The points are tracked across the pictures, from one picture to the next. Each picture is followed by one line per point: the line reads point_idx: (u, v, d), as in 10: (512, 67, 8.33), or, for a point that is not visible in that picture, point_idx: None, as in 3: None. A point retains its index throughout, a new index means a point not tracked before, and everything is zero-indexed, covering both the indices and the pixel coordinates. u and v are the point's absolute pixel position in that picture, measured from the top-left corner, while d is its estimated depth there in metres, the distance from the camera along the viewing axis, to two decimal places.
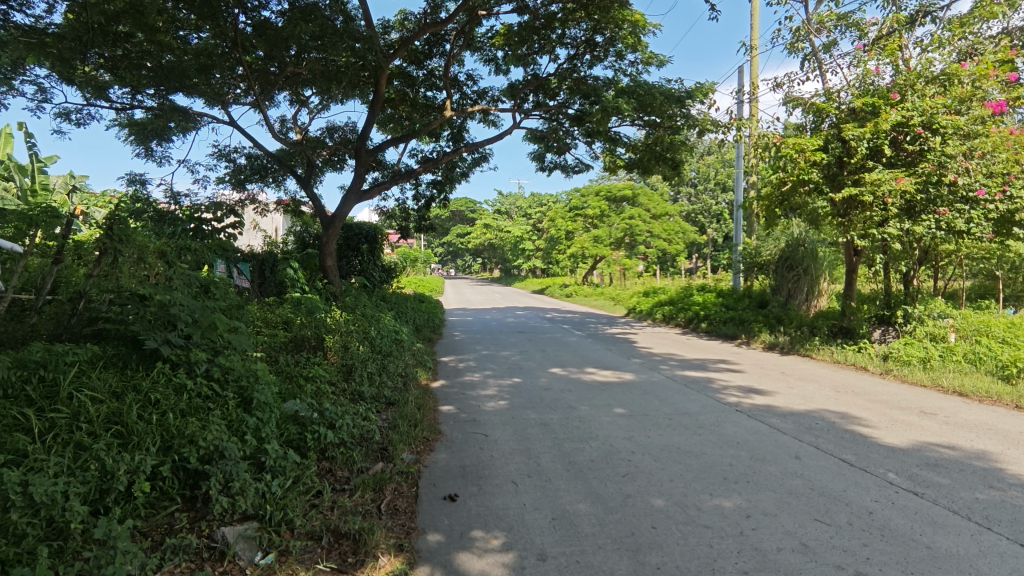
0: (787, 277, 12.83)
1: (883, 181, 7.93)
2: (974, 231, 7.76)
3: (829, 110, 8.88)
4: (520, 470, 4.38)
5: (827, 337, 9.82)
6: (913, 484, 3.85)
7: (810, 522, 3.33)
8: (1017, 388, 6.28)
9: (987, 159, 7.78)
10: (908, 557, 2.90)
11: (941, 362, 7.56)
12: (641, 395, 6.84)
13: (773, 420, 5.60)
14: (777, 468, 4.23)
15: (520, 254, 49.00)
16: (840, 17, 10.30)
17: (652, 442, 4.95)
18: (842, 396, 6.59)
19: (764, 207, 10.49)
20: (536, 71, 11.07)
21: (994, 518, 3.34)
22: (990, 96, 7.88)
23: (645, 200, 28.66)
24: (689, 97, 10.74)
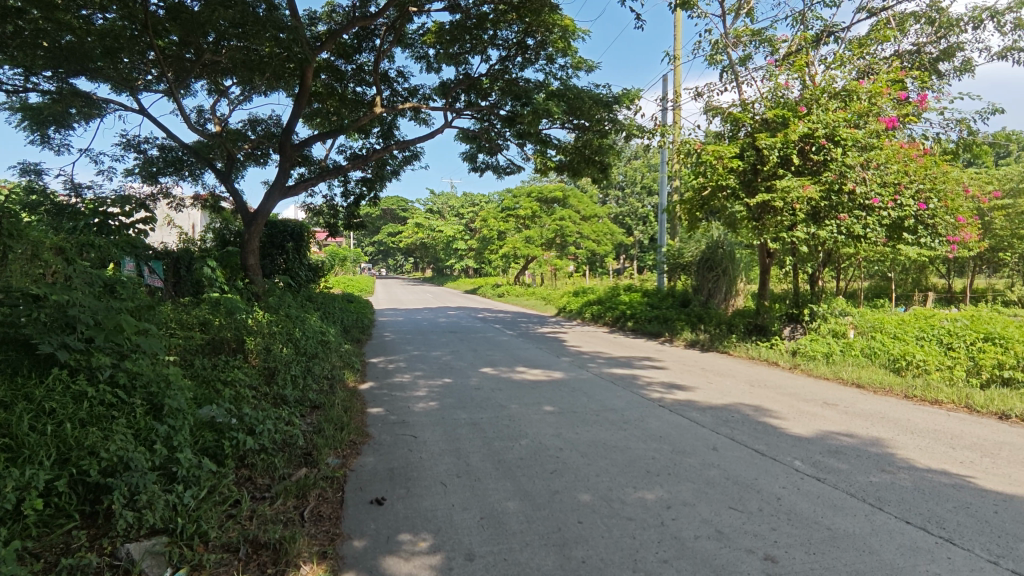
0: (707, 278, 13.52)
1: (791, 188, 8.47)
2: (870, 235, 8.46)
3: (744, 120, 9.44)
4: (449, 471, 4.36)
5: (743, 334, 10.42)
6: (816, 471, 4.15)
7: (725, 509, 3.51)
8: (905, 379, 6.90)
9: (881, 170, 8.47)
10: (811, 538, 3.12)
11: (842, 356, 8.20)
12: (570, 393, 6.98)
13: (693, 414, 5.87)
14: (696, 460, 4.43)
15: (452, 254, 48.80)
16: (755, 33, 10.95)
17: (580, 439, 5.06)
18: (755, 390, 7.00)
19: (686, 211, 10.98)
20: (468, 71, 11.05)
21: (885, 498, 3.65)
22: (884, 112, 8.61)
23: (575, 202, 29.45)
24: (616, 102, 11.06)
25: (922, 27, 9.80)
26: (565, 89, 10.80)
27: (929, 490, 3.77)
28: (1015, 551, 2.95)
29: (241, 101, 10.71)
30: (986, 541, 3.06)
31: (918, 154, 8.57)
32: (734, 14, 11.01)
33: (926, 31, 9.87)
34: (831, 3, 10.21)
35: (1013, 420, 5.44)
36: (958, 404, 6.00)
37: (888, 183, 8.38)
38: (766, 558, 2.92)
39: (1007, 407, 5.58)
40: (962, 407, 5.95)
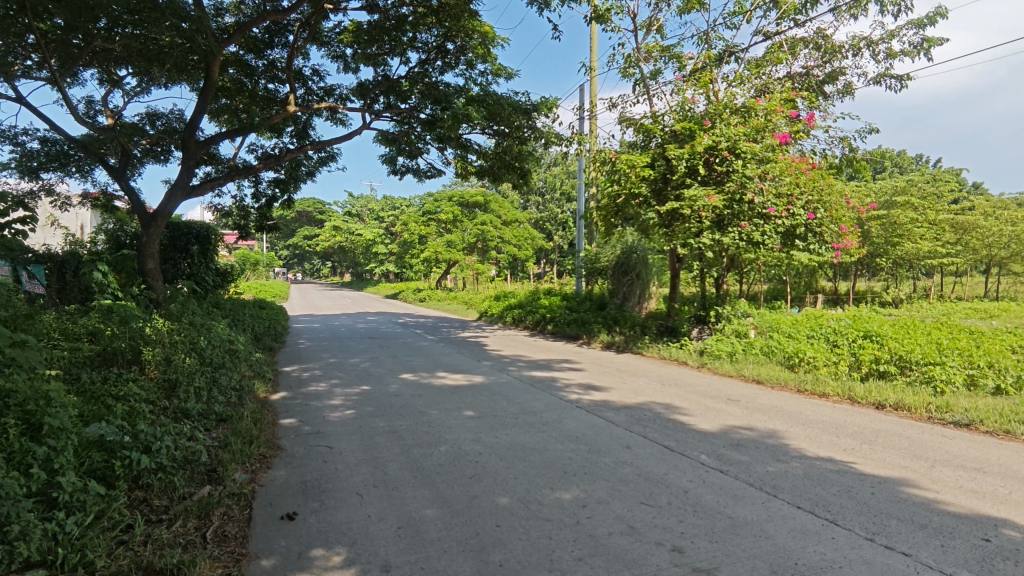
0: (622, 282, 14.07)
1: (697, 197, 9.02)
2: (768, 242, 9.11)
3: (655, 131, 9.95)
4: (366, 481, 4.25)
5: (655, 336, 10.93)
6: (720, 463, 4.41)
7: (636, 505, 3.65)
8: (798, 375, 7.48)
9: (776, 182, 9.13)
10: (714, 528, 3.31)
11: (743, 354, 8.78)
12: (490, 397, 7.01)
13: (608, 414, 6.06)
14: (610, 458, 4.58)
15: (372, 258, 47.77)
16: (664, 49, 11.53)
17: (499, 442, 5.09)
18: (667, 388, 7.34)
19: (602, 217, 11.38)
20: (387, 72, 10.87)
21: (780, 486, 3.93)
22: (778, 128, 9.31)
23: (496, 207, 30.07)
24: (535, 110, 11.26)
25: (811, 51, 10.71)
26: (485, 94, 10.87)
27: (817, 477, 4.10)
28: (888, 528, 3.27)
29: (137, 93, 9.94)
30: (864, 520, 3.38)
31: (807, 167, 9.32)
32: (645, 29, 11.52)
33: (814, 55, 10.79)
34: (732, 25, 10.94)
35: (887, 410, 6.03)
36: (842, 396, 6.58)
37: (783, 194, 9.05)
38: (674, 549, 3.06)
39: (882, 398, 6.18)
40: (845, 398, 6.53)
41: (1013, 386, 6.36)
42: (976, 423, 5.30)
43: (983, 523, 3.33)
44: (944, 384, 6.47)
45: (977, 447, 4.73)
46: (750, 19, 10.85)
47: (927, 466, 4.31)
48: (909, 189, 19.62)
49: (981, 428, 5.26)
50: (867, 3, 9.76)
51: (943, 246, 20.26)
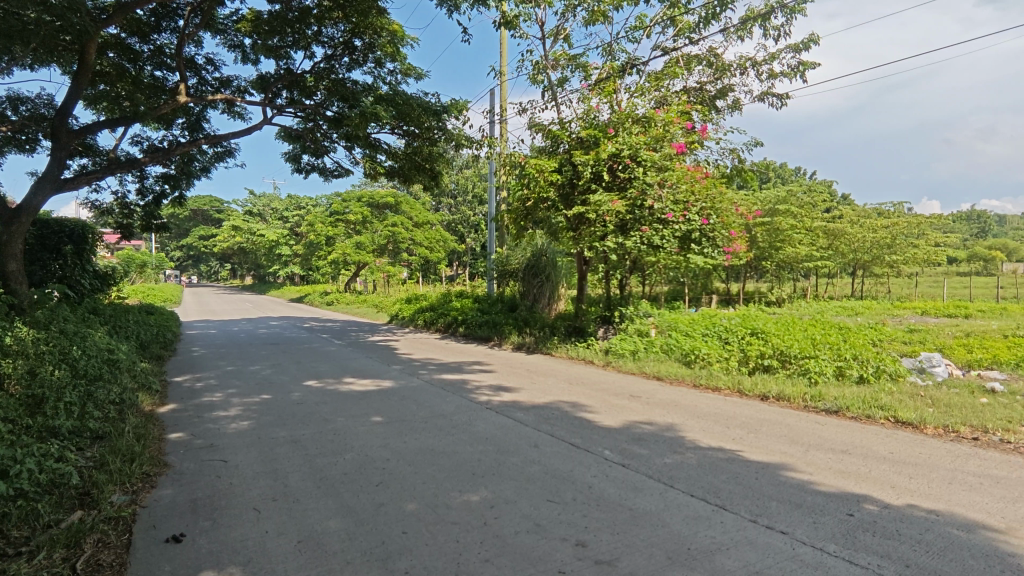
0: (532, 284, 14.35)
1: (602, 203, 9.40)
2: (666, 246, 9.59)
3: (562, 137, 10.28)
4: (264, 494, 4.03)
5: (563, 336, 11.23)
6: (622, 458, 4.60)
7: (543, 503, 3.73)
8: (693, 371, 7.96)
9: (674, 189, 9.66)
10: (616, 520, 3.44)
11: (645, 353, 9.24)
12: (399, 401, 6.88)
13: (517, 414, 6.14)
14: (519, 458, 4.65)
15: (276, 260, 45.48)
16: (571, 58, 11.89)
17: (408, 447, 5.01)
18: (574, 387, 7.56)
19: (512, 220, 11.55)
20: (289, 66, 10.36)
21: (676, 477, 4.16)
22: (675, 138, 9.85)
23: (407, 208, 29.64)
24: (446, 111, 11.20)
25: (704, 68, 11.46)
26: (393, 94, 10.68)
27: (709, 466, 4.39)
28: (769, 509, 3.56)
29: None
30: (749, 503, 3.65)
31: (701, 176, 9.93)
32: (553, 38, 11.83)
33: (707, 72, 11.55)
34: (633, 39, 11.48)
35: (770, 400, 6.55)
36: (732, 389, 7.07)
37: (679, 201, 9.60)
38: (578, 543, 3.16)
39: (766, 390, 6.71)
40: (735, 391, 7.05)
41: (873, 375, 7.12)
42: (844, 410, 5.89)
43: (848, 499, 3.70)
44: (817, 375, 7.12)
45: (844, 432, 5.25)
46: (649, 34, 11.44)
47: (803, 450, 4.73)
48: (790, 199, 21.50)
49: (848, 414, 5.84)
50: (751, 27, 10.59)
51: (818, 251, 22.37)
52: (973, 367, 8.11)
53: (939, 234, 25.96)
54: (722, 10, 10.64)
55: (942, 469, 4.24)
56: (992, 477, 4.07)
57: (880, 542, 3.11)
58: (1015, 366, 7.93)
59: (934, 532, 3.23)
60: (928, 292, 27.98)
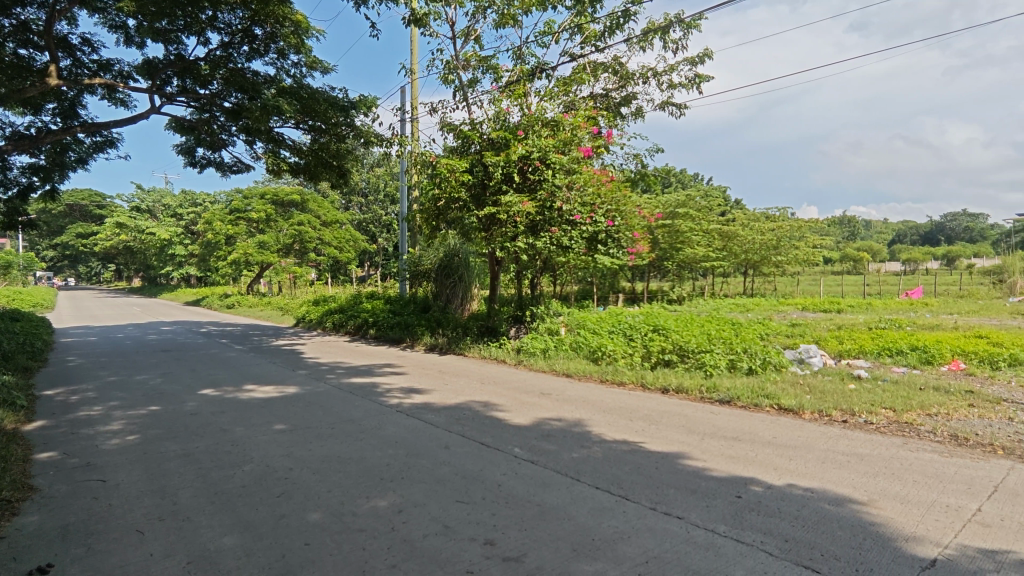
0: (445, 284, 14.29)
1: (512, 204, 9.51)
2: (574, 246, 9.94)
3: (473, 138, 10.31)
4: (149, 514, 3.72)
5: (476, 336, 11.27)
6: (531, 455, 4.68)
7: (452, 504, 3.71)
8: (600, 367, 8.24)
9: (582, 191, 9.98)
10: (524, 516, 3.50)
11: (555, 350, 9.48)
12: (305, 408, 6.58)
13: (429, 416, 6.07)
14: (429, 460, 4.61)
15: (167, 260, 42.18)
16: (481, 59, 11.94)
17: (313, 455, 4.82)
18: (486, 386, 7.60)
19: (424, 220, 11.44)
20: (181, 52, 9.62)
21: (582, 471, 4.30)
22: (582, 142, 10.16)
23: (315, 206, 28.51)
24: (353, 107, 10.89)
25: (609, 76, 11.90)
26: (297, 86, 10.22)
27: (613, 458, 4.57)
28: (667, 496, 3.76)
29: None
30: (649, 492, 3.84)
31: (607, 179, 10.31)
32: (463, 38, 11.82)
33: (612, 80, 12.00)
34: (542, 44, 11.71)
35: (671, 393, 6.92)
36: (636, 383, 7.40)
37: (586, 203, 9.93)
38: (486, 542, 3.17)
39: (666, 383, 7.09)
40: (639, 385, 7.38)
41: (760, 366, 7.70)
42: (734, 399, 6.34)
43: (737, 483, 3.99)
44: (711, 367, 7.59)
45: (735, 420, 5.65)
46: (557, 40, 11.72)
47: (699, 439, 5.04)
48: (688, 202, 22.83)
49: (738, 403, 6.29)
50: (652, 38, 11.13)
51: (715, 252, 23.91)
52: (843, 357, 9.00)
53: (816, 236, 28.62)
54: (625, 20, 11.10)
55: (817, 450, 4.67)
56: (858, 455, 4.53)
57: (764, 521, 3.37)
58: (877, 354, 8.89)
59: (809, 508, 3.54)
60: (807, 289, 30.77)
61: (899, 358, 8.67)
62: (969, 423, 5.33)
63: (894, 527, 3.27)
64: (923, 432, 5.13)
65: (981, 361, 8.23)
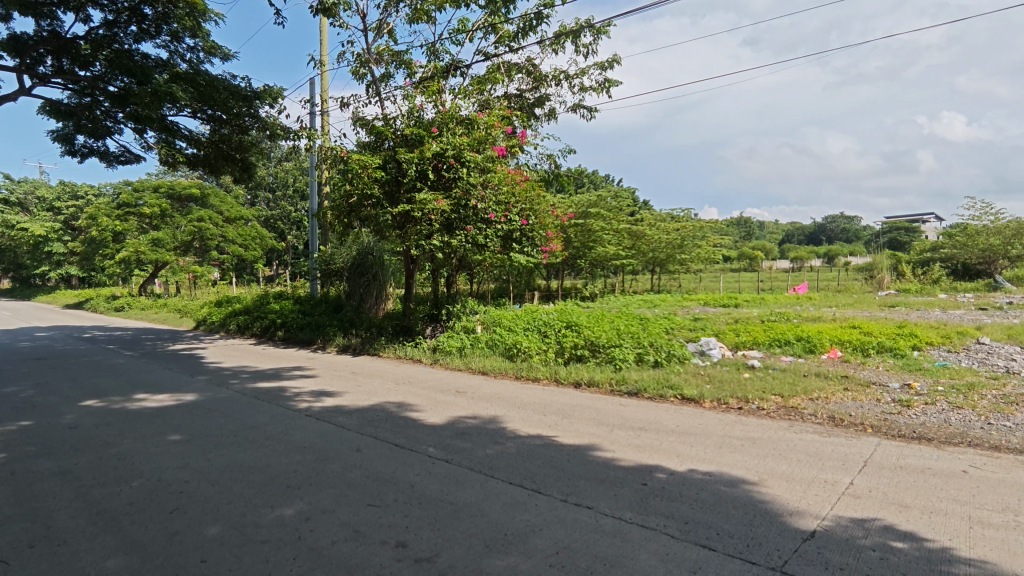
0: (359, 283, 13.93)
1: (427, 201, 9.39)
2: (489, 244, 10.05)
3: (387, 134, 10.08)
4: (17, 541, 3.34)
5: (390, 336, 11.05)
6: (446, 453, 4.66)
7: (363, 508, 3.62)
8: (516, 364, 8.35)
9: (496, 190, 10.05)
10: (437, 516, 3.47)
11: (471, 348, 9.49)
12: (204, 416, 6.16)
13: (340, 419, 5.88)
14: (339, 464, 4.47)
15: (43, 259, 38.03)
16: (395, 53, 11.71)
17: (212, 465, 4.52)
18: (400, 387, 7.48)
19: (335, 216, 11.07)
20: (56, 28, 8.70)
21: (496, 467, 4.33)
22: (496, 141, 10.22)
23: (217, 201, 26.76)
24: (257, 97, 10.33)
25: (523, 77, 12.05)
26: (193, 73, 9.54)
27: (526, 453, 4.64)
28: (577, 487, 3.87)
29: None
30: (561, 484, 3.94)
31: (521, 179, 10.46)
32: (375, 31, 11.53)
33: (526, 81, 12.16)
34: (456, 41, 11.65)
35: (583, 387, 7.13)
36: (550, 378, 7.57)
37: (501, 202, 10.02)
38: (397, 544, 3.12)
39: (578, 378, 7.30)
40: (552, 380, 7.55)
41: (665, 358, 8.10)
42: (642, 391, 6.64)
43: (643, 470, 4.17)
44: (620, 361, 7.90)
45: (642, 410, 5.91)
46: (471, 38, 11.71)
47: (609, 430, 5.22)
48: (600, 202, 23.60)
49: (646, 394, 6.59)
50: (565, 41, 11.38)
51: (625, 251, 24.88)
52: (739, 348, 9.66)
53: (717, 236, 30.51)
54: (538, 22, 11.27)
55: (715, 436, 4.99)
56: (750, 439, 4.89)
57: (667, 505, 3.55)
58: (768, 345, 9.62)
59: (707, 490, 3.78)
60: (709, 286, 32.74)
61: (787, 348, 9.43)
62: (845, 405, 5.90)
63: (780, 503, 3.56)
64: (806, 415, 5.62)
65: (855, 349, 9.13)
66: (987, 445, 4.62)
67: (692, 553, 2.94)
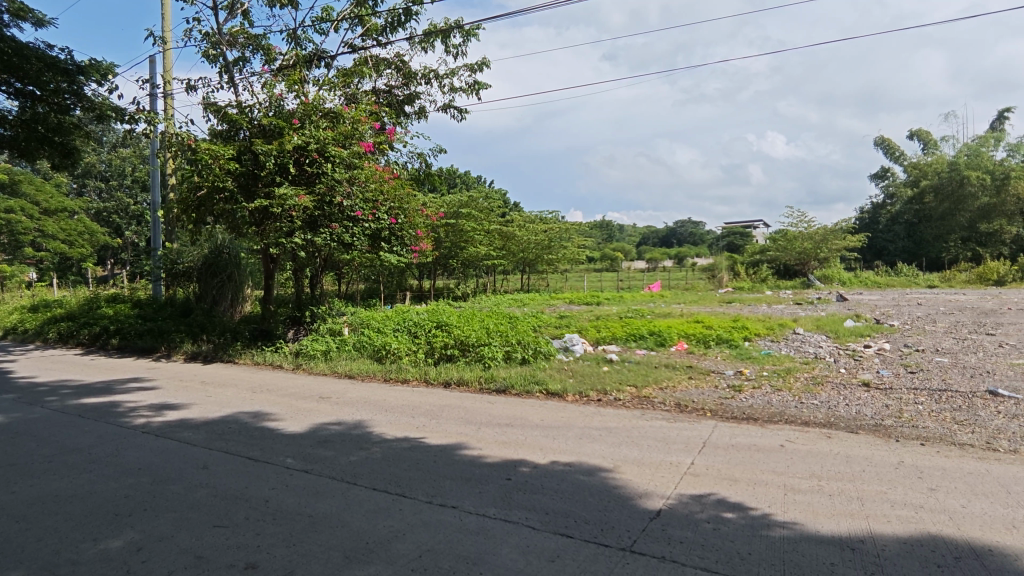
0: (210, 284, 12.81)
1: (287, 197, 8.81)
2: (357, 243, 9.71)
3: (241, 123, 9.32)
4: None
5: (248, 341, 10.26)
6: (305, 464, 4.41)
7: (207, 531, 3.31)
8: (384, 366, 8.14)
9: (363, 187, 9.72)
10: (293, 531, 3.27)
11: (338, 352, 9.10)
12: (7, 441, 5.24)
13: (184, 435, 5.32)
14: (180, 484, 4.04)
15: None
16: (251, 36, 10.89)
17: (17, 498, 3.87)
18: (256, 395, 6.96)
19: (182, 211, 10.05)
20: None
21: (359, 473, 4.18)
22: (363, 136, 9.86)
23: (31, 189, 23.07)
24: (81, 73, 9.03)
25: (391, 73, 11.81)
26: None
27: (392, 457, 4.53)
28: (443, 488, 3.86)
29: None
30: (426, 486, 3.90)
31: (389, 176, 10.19)
32: (227, 11, 10.64)
33: (395, 77, 11.92)
34: (320, 30, 11.11)
35: (452, 386, 7.14)
36: (419, 379, 7.48)
37: (368, 199, 9.72)
38: (247, 567, 2.89)
39: (448, 377, 7.30)
40: (421, 381, 7.47)
41: (532, 355, 8.35)
42: (509, 388, 6.80)
43: (508, 466, 4.27)
44: (489, 359, 8.02)
45: (508, 407, 6.04)
46: (336, 29, 11.23)
47: (476, 429, 5.27)
48: (471, 203, 23.74)
49: (513, 391, 6.76)
50: (434, 41, 11.33)
51: (496, 251, 25.34)
52: (599, 343, 10.26)
53: (581, 237, 32.09)
54: (406, 19, 11.11)
55: (575, 428, 5.24)
56: (608, 429, 5.20)
57: (529, 498, 3.66)
58: (625, 340, 10.34)
59: (567, 480, 3.96)
60: (575, 285, 34.38)
61: (641, 342, 10.19)
62: (689, 393, 6.49)
63: (631, 486, 3.83)
64: (655, 403, 6.12)
65: (698, 341, 10.09)
66: (799, 420, 5.35)
67: (550, 543, 3.06)
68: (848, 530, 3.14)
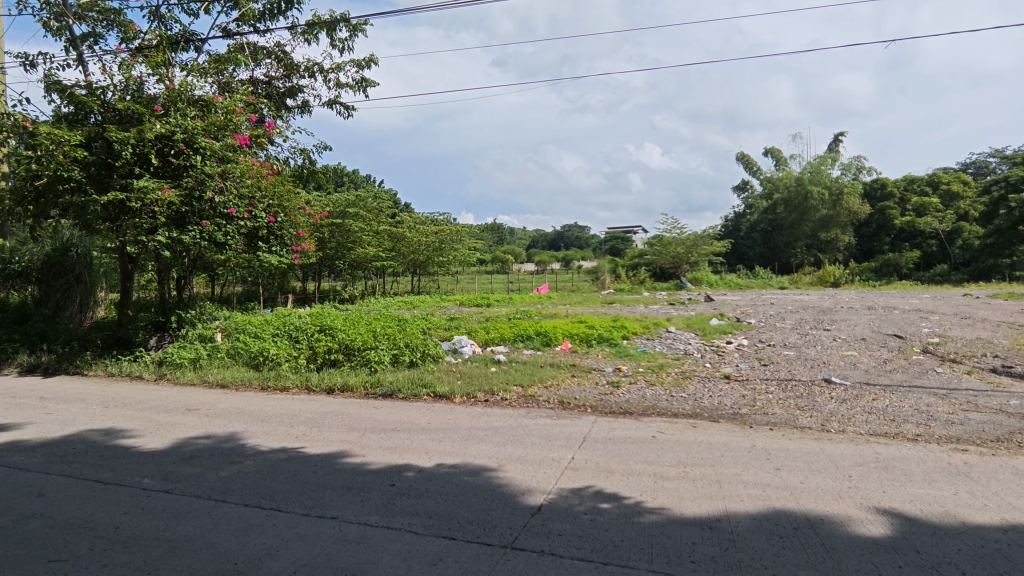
0: (54, 286, 11.37)
1: (148, 189, 8.00)
2: (231, 243, 9.04)
3: (91, 105, 8.32)
4: None
5: (100, 350, 9.17)
6: (166, 483, 4.03)
7: (41, 567, 2.91)
8: (261, 374, 7.66)
9: (238, 182, 9.08)
10: (148, 558, 2.98)
11: (208, 360, 8.39)
12: None
13: (15, 459, 4.64)
14: (8, 517, 3.52)
15: None
16: (104, 11, 9.79)
17: None
18: (108, 410, 6.24)
19: (16, 202, 8.78)
20: None
21: (229, 489, 3.89)
22: (238, 128, 9.22)
23: None
24: None
25: (271, 62, 11.17)
26: None
27: (267, 470, 4.27)
28: (322, 499, 3.71)
29: None
30: (304, 498, 3.72)
31: (267, 172, 9.60)
32: None
33: (275, 67, 11.28)
34: (188, 10, 10.25)
35: (336, 392, 6.88)
36: (300, 387, 7.12)
37: (244, 195, 9.10)
38: None
39: (331, 383, 7.02)
40: (302, 388, 7.11)
41: (421, 358, 8.25)
42: (396, 392, 6.67)
43: (391, 472, 4.18)
44: (376, 363, 7.82)
45: (394, 412, 5.91)
46: (207, 10, 10.42)
47: (359, 435, 5.11)
48: (359, 202, 23.03)
49: (400, 395, 6.63)
50: (318, 32, 10.86)
51: (385, 252, 24.76)
52: (488, 344, 10.37)
53: (472, 239, 32.23)
54: (287, 7, 10.56)
55: (462, 429, 5.25)
56: (494, 429, 5.26)
57: (413, 503, 3.62)
58: (513, 340, 10.53)
59: (451, 482, 3.95)
60: (466, 288, 34.44)
61: (528, 342, 10.45)
62: (571, 391, 6.75)
63: (514, 484, 3.91)
64: (540, 402, 6.29)
65: (581, 341, 10.53)
66: (669, 413, 5.76)
67: (433, 546, 3.04)
68: (708, 511, 3.43)
